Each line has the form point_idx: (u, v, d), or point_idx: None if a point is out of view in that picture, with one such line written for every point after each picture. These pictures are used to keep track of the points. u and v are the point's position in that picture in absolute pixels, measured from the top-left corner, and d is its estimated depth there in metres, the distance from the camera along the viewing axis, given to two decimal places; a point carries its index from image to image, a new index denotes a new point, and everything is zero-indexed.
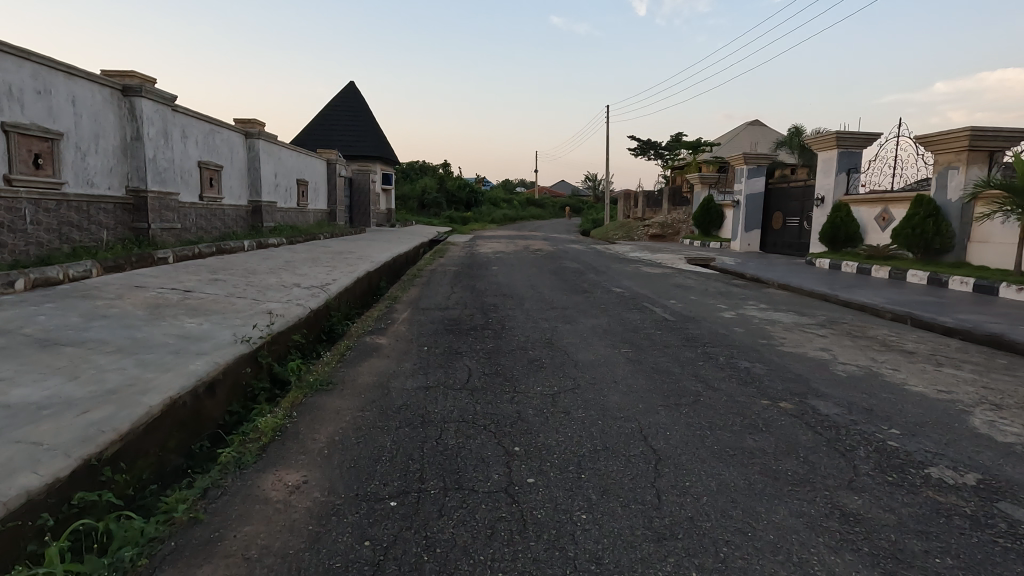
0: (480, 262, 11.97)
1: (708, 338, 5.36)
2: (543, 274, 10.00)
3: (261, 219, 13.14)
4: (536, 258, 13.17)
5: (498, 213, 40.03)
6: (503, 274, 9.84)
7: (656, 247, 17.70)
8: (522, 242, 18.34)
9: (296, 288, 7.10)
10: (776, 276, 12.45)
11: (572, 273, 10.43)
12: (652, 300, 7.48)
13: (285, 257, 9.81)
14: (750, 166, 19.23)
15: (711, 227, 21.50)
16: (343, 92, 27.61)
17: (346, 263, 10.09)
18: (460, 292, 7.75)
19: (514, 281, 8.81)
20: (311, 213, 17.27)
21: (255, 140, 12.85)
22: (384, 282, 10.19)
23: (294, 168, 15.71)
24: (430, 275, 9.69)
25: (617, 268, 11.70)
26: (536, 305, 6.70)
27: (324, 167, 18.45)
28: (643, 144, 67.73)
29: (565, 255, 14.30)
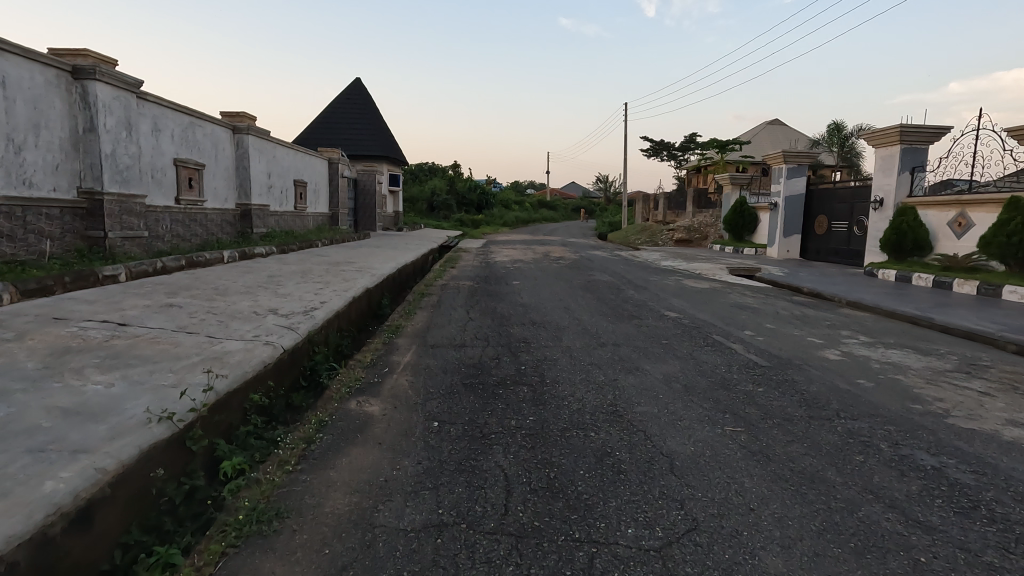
0: (499, 274, 10.46)
1: (832, 398, 3.80)
2: (573, 290, 8.46)
3: (251, 225, 11.68)
4: (560, 268, 11.62)
5: (510, 216, 38.48)
6: (526, 290, 8.31)
7: (689, 255, 16.06)
8: (540, 249, 16.81)
9: (271, 315, 5.60)
10: (838, 290, 10.80)
11: (607, 288, 8.88)
12: (720, 329, 5.92)
13: (271, 271, 8.35)
14: (791, 166, 17.52)
15: (744, 231, 19.82)
16: (349, 89, 26.27)
17: (343, 277, 8.62)
18: (478, 318, 6.22)
19: (542, 301, 7.31)
20: (310, 217, 15.82)
21: (244, 136, 11.39)
22: (387, 300, 8.68)
23: (290, 168, 14.24)
24: (440, 292, 8.17)
25: (656, 281, 10.14)
26: (578, 341, 5.16)
27: (325, 167, 16.98)
28: (658, 144, 65.86)
29: (591, 265, 12.71)
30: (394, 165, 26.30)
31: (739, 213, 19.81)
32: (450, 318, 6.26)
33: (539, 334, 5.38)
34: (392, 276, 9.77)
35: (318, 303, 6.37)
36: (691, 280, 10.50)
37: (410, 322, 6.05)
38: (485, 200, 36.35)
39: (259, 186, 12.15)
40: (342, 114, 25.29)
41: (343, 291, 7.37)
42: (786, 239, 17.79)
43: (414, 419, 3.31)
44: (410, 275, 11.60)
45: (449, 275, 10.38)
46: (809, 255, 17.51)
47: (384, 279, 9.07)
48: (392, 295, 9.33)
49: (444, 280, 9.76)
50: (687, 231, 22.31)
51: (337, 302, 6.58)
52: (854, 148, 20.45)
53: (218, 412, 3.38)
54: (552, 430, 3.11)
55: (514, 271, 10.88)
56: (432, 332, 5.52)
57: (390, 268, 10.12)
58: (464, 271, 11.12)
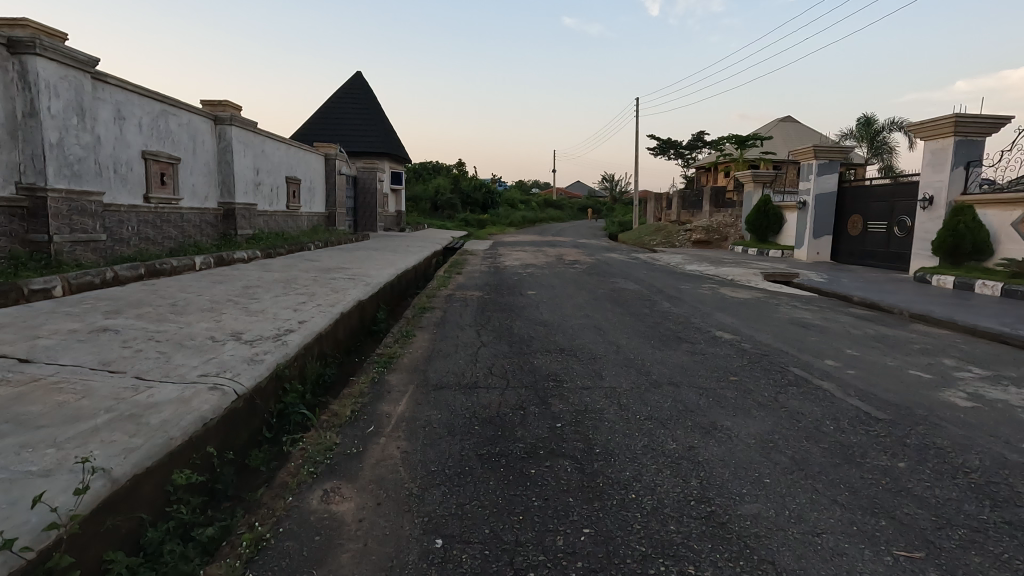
0: (511, 281, 9.32)
1: (1014, 481, 2.63)
2: (598, 302, 7.29)
3: (234, 226, 10.53)
4: (579, 274, 10.42)
5: (515, 216, 37.34)
6: (545, 302, 7.14)
7: (713, 258, 14.83)
8: (551, 251, 15.60)
9: (231, 341, 4.43)
10: (893, 299, 9.59)
11: (636, 299, 7.71)
12: (794, 359, 4.73)
13: (250, 280, 7.22)
14: (822, 162, 16.27)
15: (768, 232, 18.57)
16: (349, 83, 25.13)
17: (331, 286, 7.46)
18: (492, 340, 5.07)
19: (567, 316, 6.15)
20: (304, 217, 14.68)
21: (226, 127, 10.24)
22: (383, 313, 7.52)
23: (281, 163, 13.08)
24: (445, 304, 7.02)
25: (688, 290, 8.95)
26: (623, 379, 3.98)
27: (321, 163, 15.83)
28: (665, 143, 64.54)
29: (610, 270, 11.52)
30: (396, 163, 25.17)
31: (763, 213, 18.57)
32: (457, 340, 5.10)
33: (571, 368, 4.21)
34: (390, 284, 8.64)
35: (295, 323, 5.21)
36: (728, 288, 9.30)
37: (408, 346, 4.89)
38: (490, 199, 35.21)
39: (245, 183, 10.99)
40: (342, 109, 24.15)
41: (328, 304, 6.22)
42: (816, 240, 16.54)
43: (406, 531, 2.16)
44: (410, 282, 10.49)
45: (455, 282, 9.23)
46: (841, 257, 16.27)
47: (380, 288, 7.92)
48: (389, 306, 8.20)
49: (449, 287, 8.63)
50: (706, 232, 21.08)
51: (319, 321, 5.42)
52: (886, 143, 19.17)
53: (108, 517, 2.22)
54: (625, 563, 1.95)
55: (527, 278, 9.71)
56: (434, 364, 4.35)
57: (388, 275, 9.00)
58: (471, 277, 9.97)
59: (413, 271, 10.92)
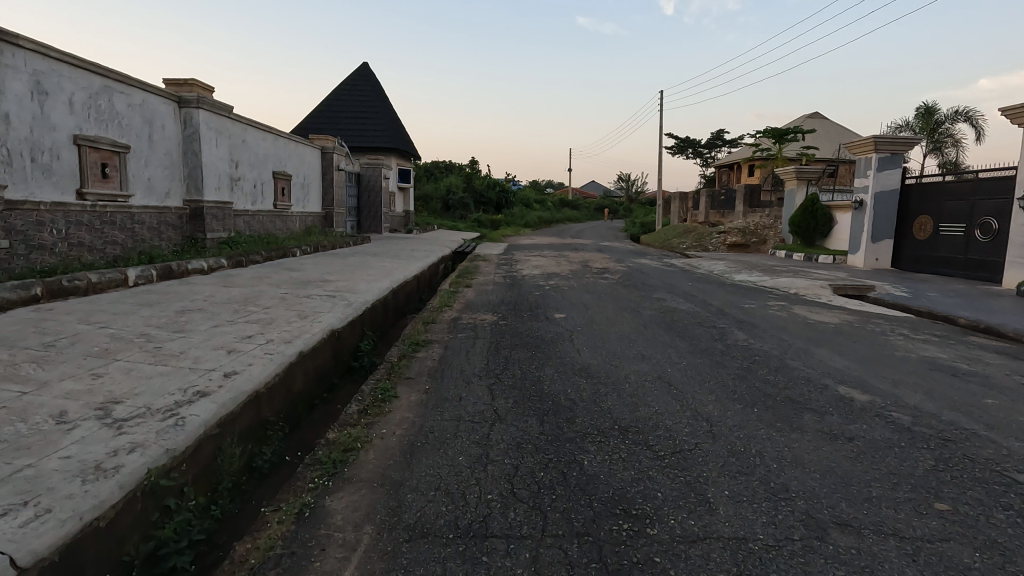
0: (531, 296, 7.56)
1: None
2: (650, 331, 5.49)
3: (203, 228, 8.88)
4: (613, 287, 8.63)
5: (530, 216, 35.56)
6: (580, 331, 5.36)
7: (761, 265, 12.91)
8: (574, 256, 13.80)
9: (89, 423, 2.72)
10: (1010, 320, 7.66)
11: (696, 325, 5.91)
12: (1004, 451, 2.91)
13: (195, 301, 5.56)
14: (883, 156, 14.29)
15: (816, 235, 16.58)
16: (354, 75, 23.59)
17: (300, 307, 5.75)
18: (513, 409, 3.30)
19: (617, 360, 4.37)
20: (296, 218, 13.03)
21: (193, 110, 8.60)
22: (368, 345, 5.78)
23: (266, 156, 11.44)
24: (447, 332, 5.27)
25: (754, 310, 7.12)
26: (754, 518, 2.19)
27: (315, 157, 14.14)
28: (684, 141, 62.26)
29: (648, 280, 9.69)
30: (404, 159, 23.53)
31: (811, 213, 16.58)
32: (459, 406, 3.34)
33: (652, 486, 2.43)
34: (380, 302, 6.90)
35: (217, 376, 3.48)
36: (803, 307, 7.45)
37: (383, 419, 3.14)
38: (504, 198, 33.50)
39: (218, 177, 9.34)
40: (347, 102, 22.57)
41: (284, 339, 4.49)
42: (875, 244, 14.57)
43: None
44: (408, 298, 8.75)
45: (462, 297, 7.50)
46: (904, 264, 14.28)
47: (366, 309, 6.19)
48: (377, 334, 6.47)
49: (456, 303, 6.91)
50: (742, 234, 19.11)
51: (258, 371, 3.68)
52: (947, 134, 17.11)
53: None
54: None
55: (551, 292, 7.93)
56: (418, 468, 2.58)
57: (380, 289, 7.29)
58: (484, 289, 8.25)
59: (412, 281, 9.19)
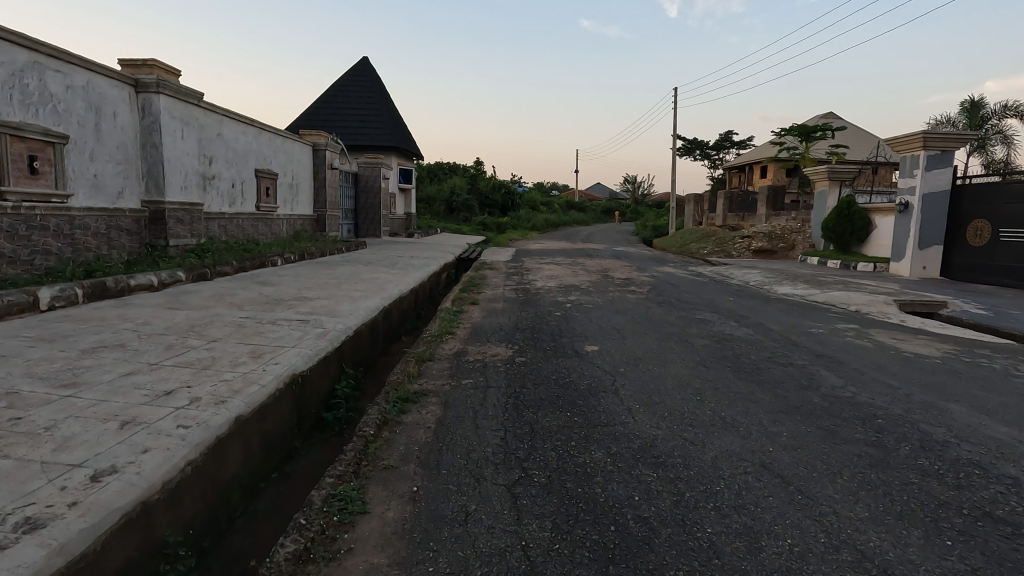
0: (550, 317, 6.23)
1: None
2: (715, 373, 4.17)
3: (165, 234, 7.61)
4: (646, 304, 7.31)
5: (537, 218, 34.28)
6: (624, 375, 4.03)
7: (800, 275, 11.56)
8: (590, 263, 12.49)
9: None
10: None
11: (768, 362, 4.59)
12: None
13: (120, 331, 4.27)
14: (931, 153, 12.93)
15: (852, 241, 15.22)
16: (354, 69, 22.39)
17: (257, 338, 4.44)
18: (553, 549, 1.98)
19: (690, 430, 3.05)
20: (283, 221, 11.77)
21: (152, 96, 7.35)
22: (347, 390, 4.48)
23: (247, 151, 10.17)
24: (448, 376, 3.95)
25: (825, 337, 5.79)
26: None
27: (306, 154, 12.85)
28: (693, 142, 60.87)
29: (681, 294, 8.39)
30: (405, 158, 22.28)
31: (847, 217, 15.21)
32: (464, 541, 2.02)
33: None
34: (366, 327, 5.59)
35: (76, 481, 2.18)
36: (882, 332, 6.13)
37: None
38: (510, 200, 32.24)
39: (186, 174, 8.07)
40: (345, 98, 21.33)
41: (216, 395, 3.18)
42: (922, 251, 13.20)
43: None
44: (404, 318, 7.45)
45: (468, 317, 6.19)
46: (955, 272, 12.90)
47: (346, 340, 4.90)
48: (361, 371, 5.18)
49: (461, 328, 5.60)
50: (768, 239, 17.76)
51: (149, 464, 2.38)
52: (994, 130, 15.74)
53: None
54: None
55: (574, 311, 6.62)
56: None
57: (368, 309, 5.98)
58: (493, 307, 6.94)
59: (409, 296, 7.89)
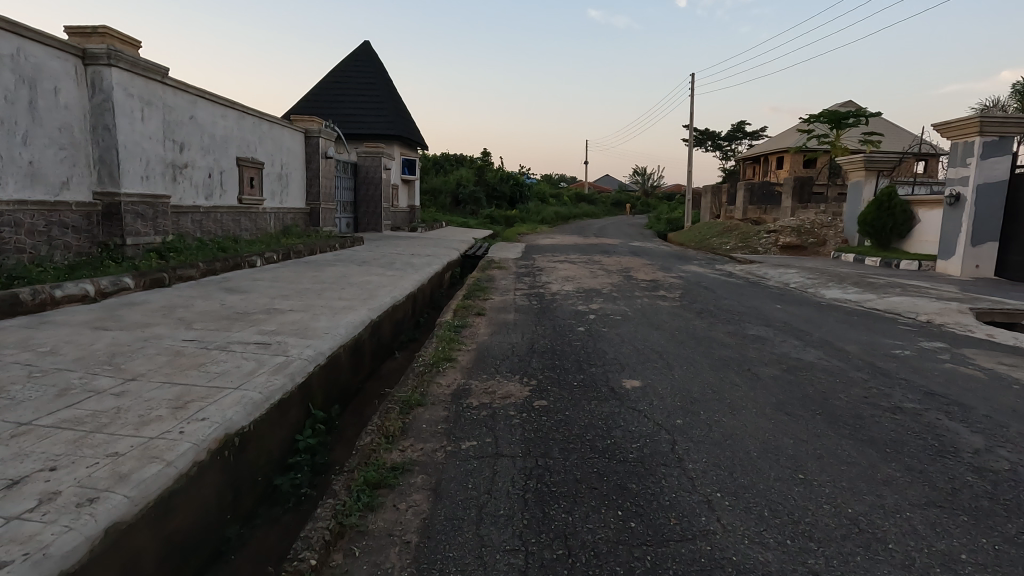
0: (572, 334, 5.11)
1: None
2: (808, 430, 3.04)
3: (121, 231, 6.55)
4: (684, 315, 6.18)
5: (546, 211, 33.11)
6: (686, 433, 2.92)
7: (844, 275, 10.38)
8: (608, 261, 11.37)
9: None
10: None
11: (868, 407, 3.47)
12: None
13: (7, 368, 3.20)
14: (988, 139, 11.63)
15: (892, 236, 13.98)
16: (354, 54, 21.26)
17: (192, 375, 3.35)
18: None
19: (817, 554, 1.94)
20: (271, 216, 10.71)
21: (104, 69, 6.27)
22: (312, 442, 3.40)
23: (226, 137, 9.09)
24: (443, 436, 2.85)
25: (917, 361, 4.66)
26: None
27: (296, 141, 11.74)
28: (706, 132, 59.22)
29: (719, 300, 7.27)
30: (409, 148, 21.16)
31: (887, 210, 13.96)
32: None
33: None
34: (346, 350, 4.50)
35: None
36: (982, 354, 4.98)
37: None
38: (519, 192, 31.06)
39: (148, 162, 6.99)
40: (345, 84, 20.20)
41: (85, 487, 2.09)
42: (974, 247, 11.95)
43: None
44: (398, 330, 6.36)
45: (472, 334, 5.08)
46: (1012, 272, 11.65)
47: (314, 371, 3.80)
48: (337, 408, 4.10)
49: (464, 351, 4.49)
50: (797, 234, 16.56)
51: None
52: None
53: None
54: None
55: (599, 325, 5.53)
56: None
57: (350, 324, 4.89)
58: (503, 319, 5.82)
59: (405, 303, 6.79)
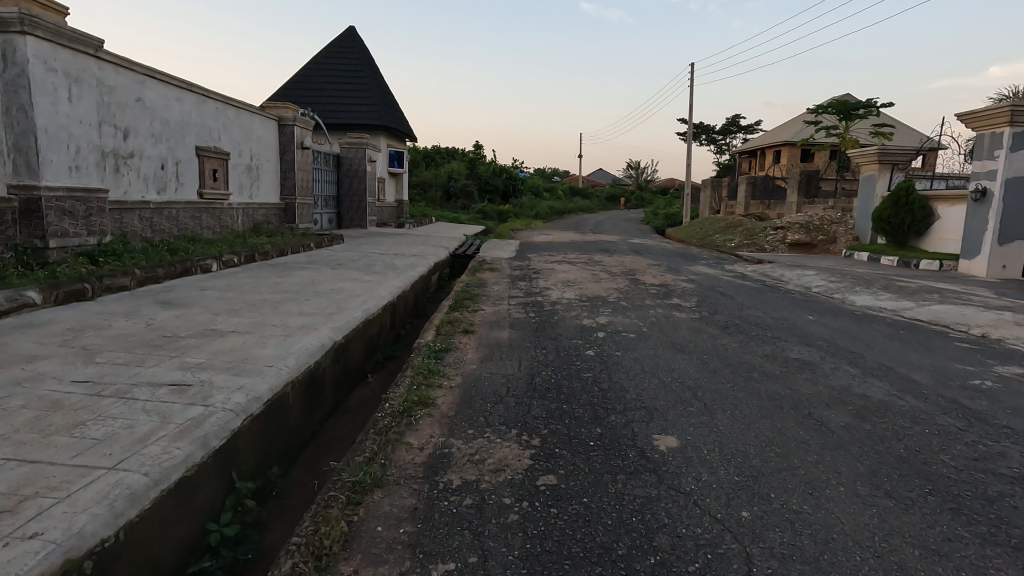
0: (579, 361, 4.17)
1: None
2: (931, 530, 2.12)
3: (42, 232, 5.52)
4: (708, 332, 5.25)
5: (540, 205, 32.13)
6: (763, 543, 1.99)
7: (868, 277, 9.51)
8: (610, 262, 10.44)
9: None
10: None
11: (992, 480, 2.55)
12: None
13: None
14: (1019, 130, 10.76)
15: (909, 234, 13.15)
16: (338, 39, 20.13)
17: (57, 443, 2.38)
18: None
19: None
20: (239, 212, 9.67)
21: (15, 38, 5.24)
22: (230, 533, 2.47)
23: (183, 123, 8.05)
24: (405, 554, 1.91)
25: (1008, 397, 3.75)
26: None
27: (267, 129, 10.67)
28: (701, 125, 58.28)
29: (742, 310, 6.37)
30: (396, 139, 20.06)
31: (904, 206, 13.11)
32: None
33: None
34: (296, 388, 3.55)
35: None
36: None
37: None
38: (512, 185, 30.02)
39: (78, 149, 5.96)
40: (328, 71, 19.05)
41: None
42: (1002, 247, 11.11)
43: None
44: (371, 349, 5.40)
45: (458, 362, 4.12)
46: None
47: (242, 427, 2.84)
48: (278, 469, 3.15)
49: (445, 389, 3.53)
50: (805, 231, 15.72)
51: None
52: None
53: None
54: None
55: (611, 347, 4.59)
56: None
57: (303, 351, 3.91)
58: (496, 338, 4.86)
59: (381, 316, 5.82)
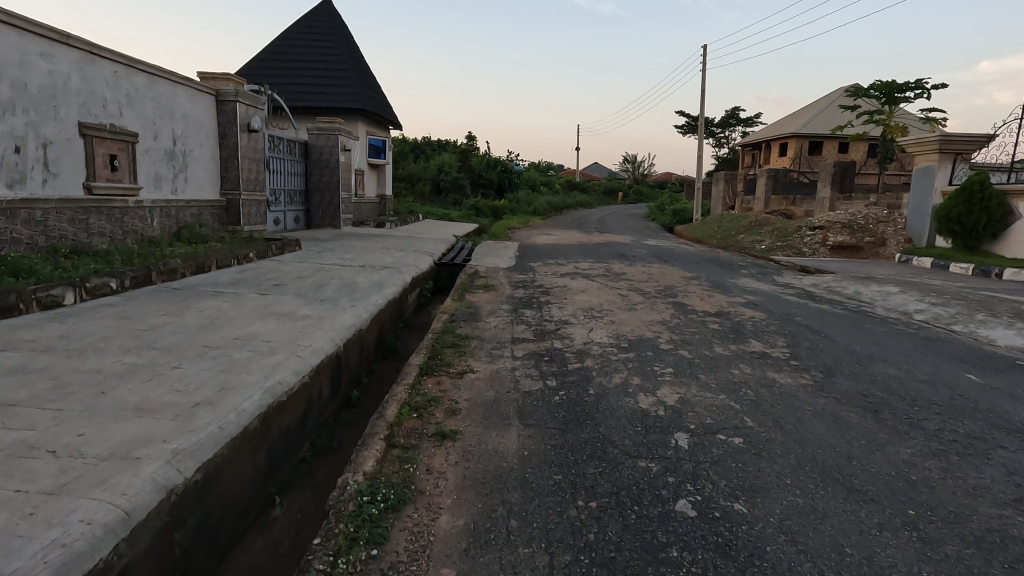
0: (676, 549, 1.95)
1: None
2: None
3: None
4: (859, 430, 3.03)
5: (537, 200, 29.92)
6: None
7: (972, 296, 7.35)
8: (637, 275, 8.26)
9: None
10: None
11: None
12: None
13: None
14: None
15: (983, 235, 11.04)
16: (310, 13, 17.75)
17: None
18: None
19: None
20: (153, 212, 7.36)
21: None
22: None
23: (56, 89, 5.77)
24: None
25: None
26: None
27: (200, 106, 8.33)
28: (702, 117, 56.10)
29: (868, 366, 4.20)
30: (377, 125, 17.72)
31: (979, 203, 10.96)
32: None
33: None
34: None
35: None
36: None
37: None
38: (507, 179, 27.73)
39: None
40: (298, 47, 16.63)
41: None
42: None
43: None
44: (281, 456, 3.17)
45: (417, 563, 1.89)
46: None
47: None
48: None
49: None
50: (848, 231, 13.60)
51: None
52: None
53: None
54: None
55: (719, 484, 2.39)
56: None
57: (49, 558, 1.67)
58: (496, 456, 2.64)
59: (307, 390, 3.58)
